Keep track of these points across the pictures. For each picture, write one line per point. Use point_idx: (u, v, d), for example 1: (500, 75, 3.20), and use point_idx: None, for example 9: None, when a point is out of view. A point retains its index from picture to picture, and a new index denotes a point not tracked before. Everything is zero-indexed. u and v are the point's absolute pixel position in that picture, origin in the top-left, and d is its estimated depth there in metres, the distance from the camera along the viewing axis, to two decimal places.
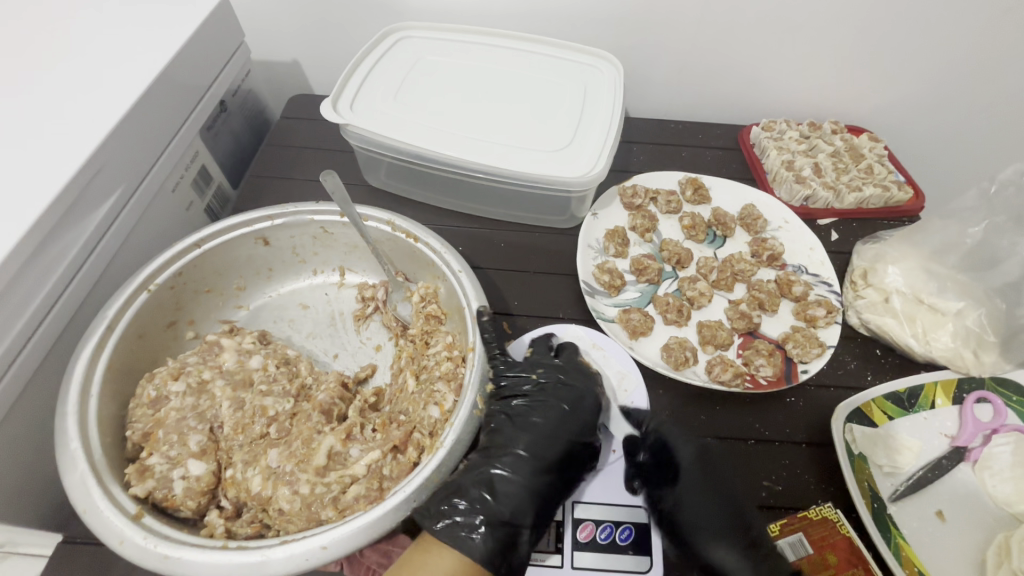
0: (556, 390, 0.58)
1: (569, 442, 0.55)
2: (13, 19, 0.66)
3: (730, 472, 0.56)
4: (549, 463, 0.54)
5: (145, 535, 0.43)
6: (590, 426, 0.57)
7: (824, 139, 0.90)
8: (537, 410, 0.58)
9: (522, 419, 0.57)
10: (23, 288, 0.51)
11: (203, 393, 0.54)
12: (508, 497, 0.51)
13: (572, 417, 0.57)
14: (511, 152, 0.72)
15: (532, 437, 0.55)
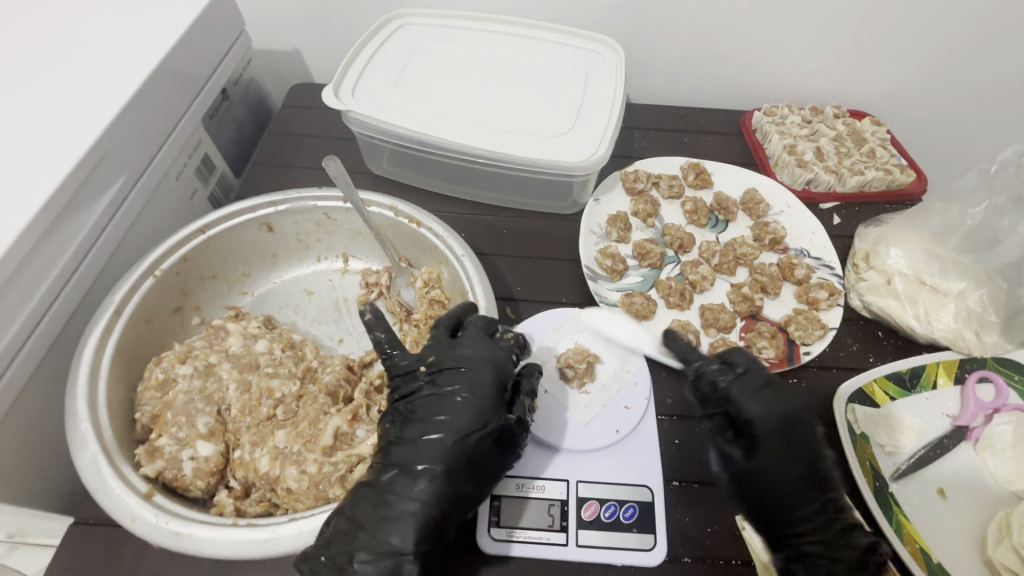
0: (447, 380, 0.50)
1: (467, 441, 0.46)
2: (15, 8, 0.66)
3: (800, 434, 0.53)
4: (448, 471, 0.45)
5: (156, 512, 0.43)
6: (488, 411, 0.48)
7: (826, 123, 0.90)
8: (434, 406, 0.48)
9: (420, 420, 0.48)
10: (30, 273, 0.51)
11: (210, 375, 0.55)
12: (394, 522, 0.42)
13: (466, 411, 0.47)
14: (513, 137, 0.72)
15: (429, 443, 0.46)
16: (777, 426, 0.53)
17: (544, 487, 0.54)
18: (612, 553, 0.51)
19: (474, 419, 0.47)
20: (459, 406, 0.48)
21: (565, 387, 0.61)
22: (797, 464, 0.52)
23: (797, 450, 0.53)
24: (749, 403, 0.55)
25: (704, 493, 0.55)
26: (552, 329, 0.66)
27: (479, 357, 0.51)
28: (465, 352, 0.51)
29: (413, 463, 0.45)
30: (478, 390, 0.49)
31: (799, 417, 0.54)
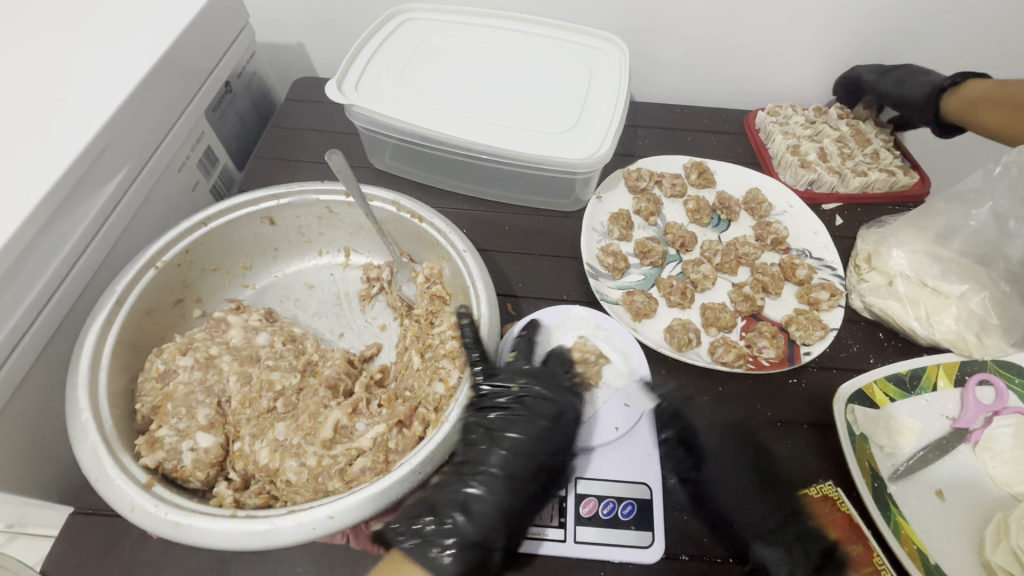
0: (534, 402, 0.56)
1: (551, 459, 0.54)
2: None
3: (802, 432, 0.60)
4: (522, 481, 0.52)
5: (155, 500, 0.43)
6: (571, 438, 0.55)
7: (830, 123, 0.89)
8: (517, 423, 0.54)
9: (502, 432, 0.53)
10: (33, 261, 0.51)
11: (210, 367, 0.54)
12: (479, 516, 0.49)
13: (552, 436, 0.55)
14: (517, 134, 0.72)
15: (510, 455, 0.52)
16: (740, 426, 0.59)
17: None
18: (610, 549, 0.51)
19: (558, 442, 0.54)
20: (544, 428, 0.55)
21: None
22: (784, 459, 0.58)
23: (760, 450, 0.57)
24: (759, 407, 0.62)
25: (703, 492, 0.55)
26: (552, 326, 0.66)
27: (564, 388, 0.58)
28: (553, 382, 0.58)
29: (492, 470, 0.51)
30: (560, 418, 0.56)
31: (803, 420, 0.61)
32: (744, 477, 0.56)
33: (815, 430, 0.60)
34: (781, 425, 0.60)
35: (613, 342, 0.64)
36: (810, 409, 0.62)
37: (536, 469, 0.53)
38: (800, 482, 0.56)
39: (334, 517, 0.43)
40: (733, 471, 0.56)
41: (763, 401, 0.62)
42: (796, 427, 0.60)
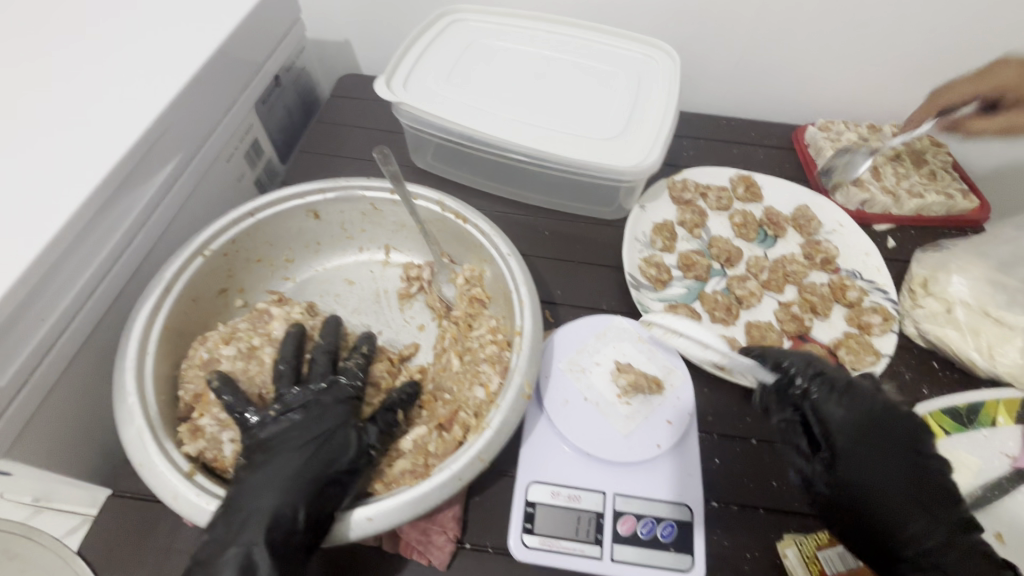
0: (293, 399, 0.48)
1: (318, 450, 0.44)
2: None
3: (895, 438, 0.49)
4: (308, 487, 0.42)
5: (197, 490, 0.43)
6: (335, 424, 0.46)
7: (884, 142, 0.86)
8: (283, 425, 0.46)
9: (275, 441, 0.45)
10: (87, 244, 0.52)
11: (252, 357, 0.53)
12: (243, 537, 0.40)
13: (315, 426, 0.46)
14: (564, 139, 0.71)
15: (286, 461, 0.43)
16: (864, 426, 0.50)
17: (579, 497, 0.53)
18: (648, 571, 0.49)
19: (319, 431, 0.45)
20: (310, 421, 0.46)
21: (606, 396, 0.58)
22: (897, 472, 0.48)
23: (892, 459, 0.48)
24: (830, 408, 0.51)
25: (743, 516, 0.53)
26: (594, 336, 0.63)
27: (325, 374, 0.50)
28: (318, 368, 0.50)
29: (262, 481, 0.42)
30: (318, 408, 0.47)
31: (886, 416, 0.50)
32: (876, 491, 0.47)
33: (899, 437, 0.49)
34: (861, 426, 0.50)
35: (709, 349, 0.59)
36: (866, 400, 0.51)
37: (315, 466, 0.43)
38: (921, 503, 0.46)
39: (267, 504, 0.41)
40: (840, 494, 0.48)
41: (837, 401, 0.51)
42: (881, 425, 0.50)
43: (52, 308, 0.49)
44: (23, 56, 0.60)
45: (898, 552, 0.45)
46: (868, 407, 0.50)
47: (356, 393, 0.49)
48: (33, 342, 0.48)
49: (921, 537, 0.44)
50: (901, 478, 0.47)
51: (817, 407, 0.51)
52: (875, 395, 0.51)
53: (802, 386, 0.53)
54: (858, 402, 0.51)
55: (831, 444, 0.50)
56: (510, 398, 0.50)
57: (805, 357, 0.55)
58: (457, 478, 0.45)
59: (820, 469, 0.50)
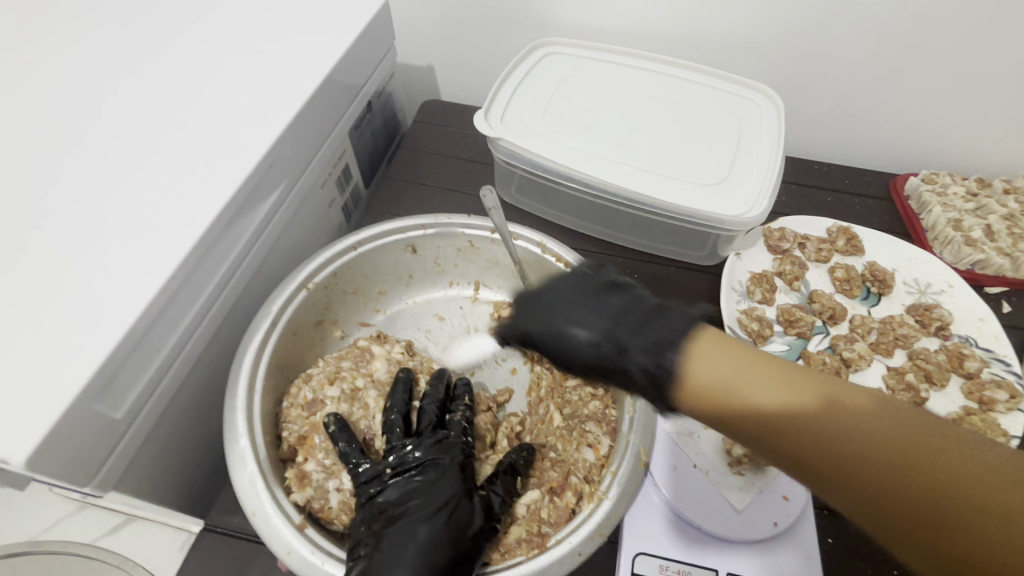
0: (409, 458, 0.47)
1: (450, 518, 0.43)
2: (217, 13, 0.70)
3: (611, 318, 0.47)
4: (437, 560, 0.41)
5: (312, 547, 0.41)
6: (456, 488, 0.45)
7: (995, 198, 0.82)
8: (404, 489, 0.45)
9: (399, 505, 0.44)
10: (200, 273, 0.52)
11: (357, 400, 0.52)
12: None
13: (436, 490, 0.45)
14: (666, 182, 0.69)
15: (413, 530, 0.42)
16: (612, 321, 0.47)
17: (690, 573, 0.49)
18: None
19: (446, 497, 0.44)
20: (430, 484, 0.45)
21: (716, 464, 0.55)
22: (631, 339, 0.45)
23: (601, 341, 0.46)
24: (535, 317, 0.49)
25: None
26: None
27: (437, 434, 0.49)
28: (427, 425, 0.49)
29: (391, 552, 0.41)
30: (442, 470, 0.46)
31: (584, 302, 0.49)
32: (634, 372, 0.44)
33: (626, 324, 0.46)
34: (599, 322, 0.47)
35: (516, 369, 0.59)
36: (566, 293, 0.50)
37: (445, 536, 0.42)
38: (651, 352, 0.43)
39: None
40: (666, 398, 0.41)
41: (558, 307, 0.49)
42: (625, 313, 0.47)
43: (166, 338, 0.49)
44: (146, 81, 0.61)
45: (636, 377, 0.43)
46: (562, 293, 0.50)
47: (469, 455, 0.48)
48: (149, 373, 0.47)
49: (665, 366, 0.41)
50: (597, 333, 0.46)
51: (533, 309, 0.50)
52: (600, 296, 0.49)
53: (528, 301, 0.51)
54: (571, 299, 0.49)
55: (609, 346, 0.46)
56: (626, 466, 0.47)
57: (541, 287, 0.52)
58: (577, 553, 0.42)
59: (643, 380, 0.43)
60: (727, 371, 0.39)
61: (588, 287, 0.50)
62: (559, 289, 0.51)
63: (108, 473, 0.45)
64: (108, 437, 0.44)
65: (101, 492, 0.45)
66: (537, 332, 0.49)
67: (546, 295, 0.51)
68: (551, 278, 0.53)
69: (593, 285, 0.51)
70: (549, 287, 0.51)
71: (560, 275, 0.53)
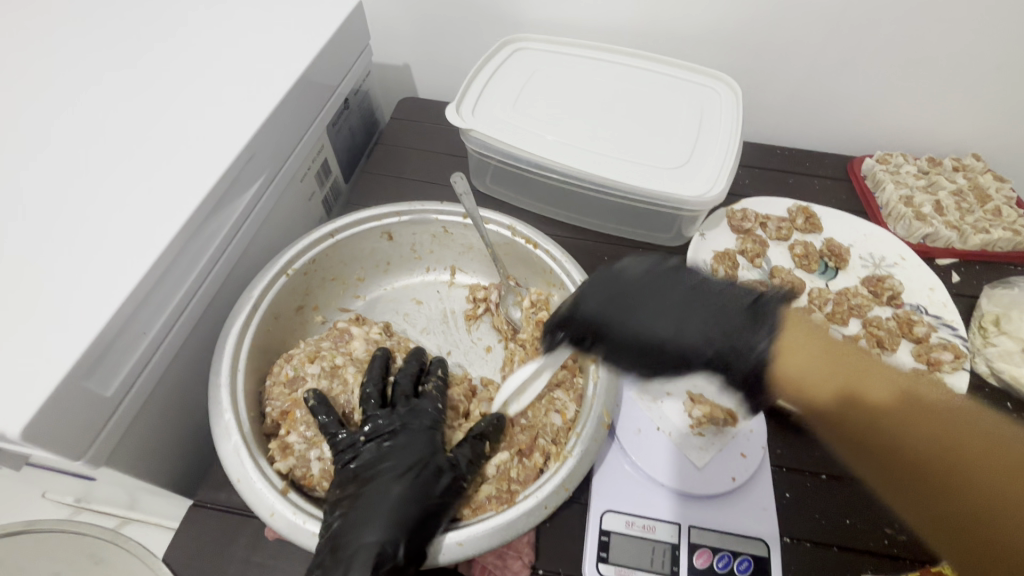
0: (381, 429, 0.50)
1: (416, 477, 0.46)
2: (194, 15, 0.72)
3: (686, 305, 0.51)
4: (404, 517, 0.44)
5: (294, 507, 0.44)
6: (424, 454, 0.48)
7: (945, 175, 0.86)
8: (376, 455, 0.48)
9: (370, 470, 0.47)
10: (183, 262, 0.54)
11: (336, 376, 0.55)
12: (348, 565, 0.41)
13: (405, 456, 0.48)
14: (630, 167, 0.72)
15: (384, 490, 0.45)
16: (688, 306, 0.51)
17: (654, 527, 0.53)
18: None
19: (416, 459, 0.47)
20: (399, 450, 0.48)
21: (679, 427, 0.59)
22: (716, 322, 0.50)
23: (699, 335, 0.50)
24: (615, 322, 0.52)
25: (817, 553, 0.54)
26: None
27: (407, 406, 0.52)
28: (399, 398, 0.52)
29: (362, 511, 0.44)
30: (412, 434, 0.49)
31: (662, 297, 0.52)
32: (727, 352, 0.49)
33: (715, 306, 0.51)
34: (682, 317, 0.51)
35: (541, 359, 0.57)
36: (642, 288, 0.53)
37: (412, 496, 0.45)
38: (734, 332, 0.49)
39: None
40: (765, 378, 0.48)
41: (643, 309, 0.52)
42: (706, 299, 0.51)
43: (152, 322, 0.52)
44: (125, 81, 0.64)
45: (738, 365, 0.49)
46: (642, 292, 0.52)
47: (437, 425, 0.51)
48: (136, 355, 0.50)
49: (761, 350, 0.48)
50: (682, 323, 0.50)
51: (606, 306, 0.53)
52: (674, 284, 0.53)
53: (598, 311, 0.53)
54: (653, 296, 0.52)
55: (705, 338, 0.50)
56: (590, 427, 0.51)
57: (598, 281, 0.55)
58: (544, 507, 0.45)
59: (738, 369, 0.49)
60: (816, 360, 0.45)
61: (651, 280, 0.53)
62: (636, 287, 0.53)
63: (99, 450, 0.47)
64: (98, 415, 0.47)
65: (93, 468, 0.48)
66: (632, 336, 0.51)
67: (617, 296, 0.53)
68: (606, 276, 0.54)
69: (652, 274, 0.53)
70: (626, 284, 0.53)
71: (618, 268, 0.55)
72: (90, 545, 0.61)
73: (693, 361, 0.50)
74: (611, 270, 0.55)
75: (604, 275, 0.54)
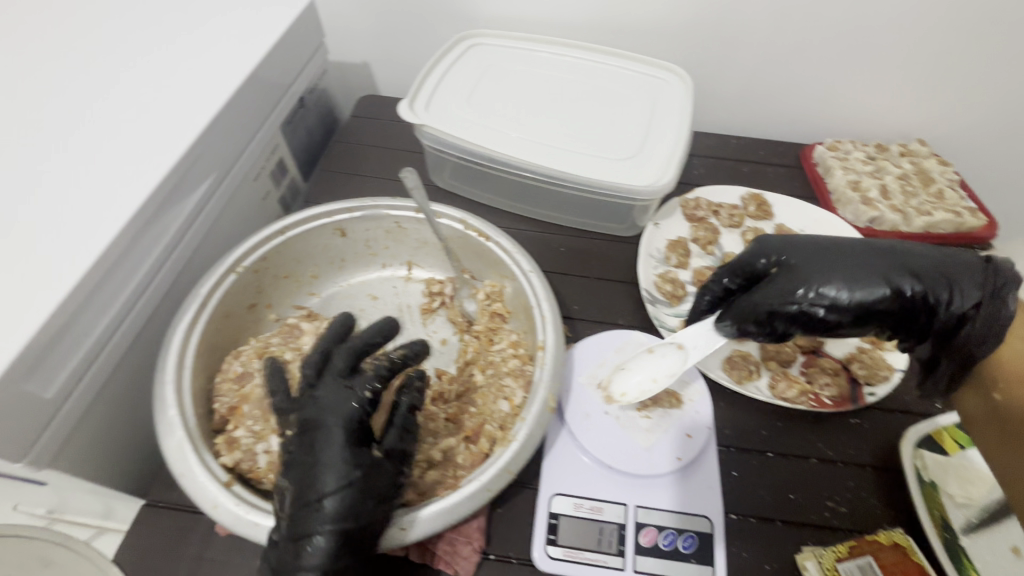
0: (311, 422, 0.46)
1: (349, 482, 0.43)
2: (141, 15, 0.72)
3: (882, 264, 0.51)
4: (339, 520, 0.42)
5: (237, 498, 0.45)
6: (349, 452, 0.44)
7: (892, 160, 0.89)
8: (309, 451, 0.45)
9: (303, 467, 0.44)
10: (128, 263, 0.54)
11: (285, 371, 0.56)
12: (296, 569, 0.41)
13: (331, 454, 0.44)
14: (581, 158, 0.73)
15: (315, 491, 0.43)
16: (885, 267, 0.51)
17: (602, 509, 0.54)
18: None
19: (350, 475, 0.43)
20: (324, 448, 0.44)
21: (626, 410, 0.61)
22: (904, 271, 0.50)
23: (875, 283, 0.51)
24: (823, 277, 0.52)
25: (761, 528, 0.56)
26: (613, 350, 0.66)
27: (334, 395, 0.47)
28: (327, 389, 0.47)
29: (302, 513, 0.42)
30: (331, 442, 0.45)
31: (836, 256, 0.53)
32: (934, 302, 0.48)
33: (913, 262, 0.51)
34: (869, 272, 0.51)
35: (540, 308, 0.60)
36: (845, 253, 0.53)
37: (344, 498, 0.43)
38: (912, 277, 0.50)
39: None
40: (959, 328, 0.47)
41: (827, 268, 0.53)
42: (898, 258, 0.51)
43: (96, 322, 0.52)
44: (67, 81, 0.63)
45: (949, 307, 0.47)
46: (830, 254, 0.54)
47: (362, 415, 0.46)
48: (79, 356, 0.50)
49: (966, 296, 0.47)
50: (886, 273, 0.51)
51: (792, 263, 0.55)
52: (856, 245, 0.54)
53: (805, 272, 0.53)
54: (844, 259, 0.53)
55: (892, 288, 0.50)
56: (535, 411, 0.52)
57: (784, 238, 0.58)
58: (486, 490, 0.46)
59: (949, 317, 0.47)
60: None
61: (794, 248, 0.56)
62: (818, 251, 0.54)
63: (40, 452, 0.47)
64: (39, 416, 0.46)
65: (35, 469, 0.48)
66: (823, 292, 0.52)
67: (831, 261, 0.53)
68: (794, 245, 0.56)
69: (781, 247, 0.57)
70: (823, 249, 0.55)
71: (806, 243, 0.56)
72: (41, 548, 0.61)
73: (867, 311, 0.51)
74: (782, 241, 0.57)
75: (823, 242, 0.55)
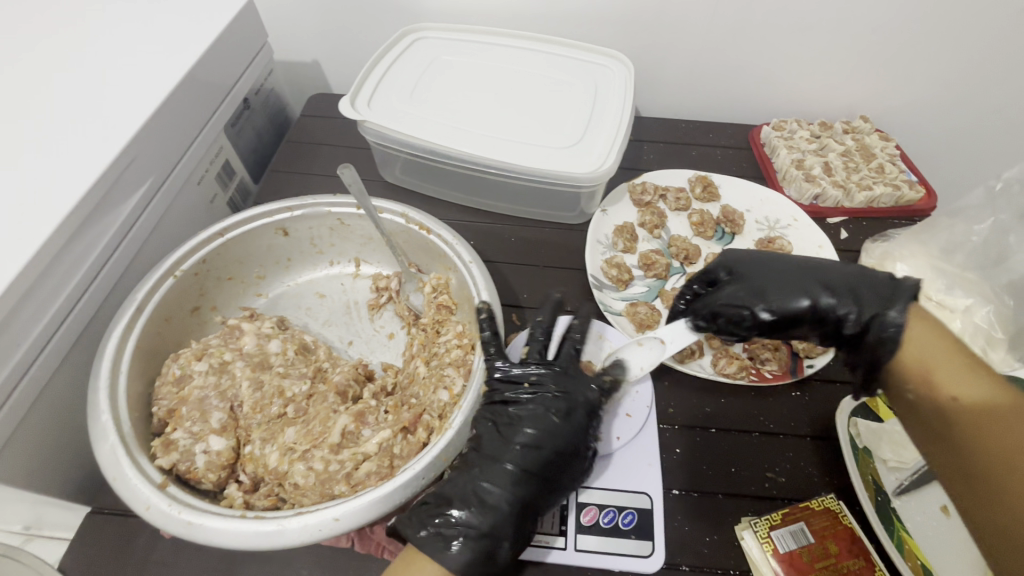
0: (543, 400, 0.55)
1: (559, 455, 0.52)
2: (66, 20, 0.70)
3: (809, 282, 0.58)
4: (537, 478, 0.51)
5: (171, 499, 0.45)
6: (580, 436, 0.53)
7: (835, 138, 0.91)
8: (529, 419, 0.53)
9: (513, 428, 0.53)
10: (58, 272, 0.54)
11: (224, 372, 0.57)
12: (490, 508, 0.48)
13: (563, 429, 0.53)
14: (523, 148, 0.74)
15: (520, 450, 0.51)
16: (810, 285, 0.58)
17: None
18: (610, 557, 0.52)
19: (561, 441, 0.52)
20: (554, 425, 0.53)
21: None
22: (822, 290, 0.57)
23: (794, 299, 0.58)
24: (744, 293, 0.60)
25: (703, 503, 0.57)
26: None
27: (572, 383, 0.56)
28: (564, 380, 0.56)
29: (505, 463, 0.51)
30: (573, 414, 0.54)
31: (765, 274, 0.61)
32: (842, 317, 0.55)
33: (825, 281, 0.58)
34: (788, 289, 0.58)
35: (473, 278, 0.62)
36: (776, 270, 0.61)
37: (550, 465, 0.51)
38: (829, 294, 0.57)
39: (248, 515, 0.45)
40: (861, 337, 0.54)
41: (753, 285, 0.60)
42: (821, 280, 0.58)
43: (26, 333, 0.51)
44: None
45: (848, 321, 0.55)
46: (763, 273, 0.61)
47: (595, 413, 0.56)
48: (9, 368, 0.50)
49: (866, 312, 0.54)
50: (805, 291, 0.58)
51: (738, 279, 0.62)
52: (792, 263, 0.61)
53: (734, 290, 0.61)
54: (771, 277, 0.60)
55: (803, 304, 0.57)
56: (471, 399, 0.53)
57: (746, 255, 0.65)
58: (421, 478, 0.46)
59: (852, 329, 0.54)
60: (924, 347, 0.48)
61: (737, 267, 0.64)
62: (752, 268, 0.62)
63: None
64: None
65: None
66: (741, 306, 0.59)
67: (760, 277, 0.61)
68: (739, 262, 0.64)
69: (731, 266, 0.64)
70: (757, 267, 0.62)
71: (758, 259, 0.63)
72: None
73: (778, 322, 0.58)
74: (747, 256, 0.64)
75: (757, 260, 0.63)
